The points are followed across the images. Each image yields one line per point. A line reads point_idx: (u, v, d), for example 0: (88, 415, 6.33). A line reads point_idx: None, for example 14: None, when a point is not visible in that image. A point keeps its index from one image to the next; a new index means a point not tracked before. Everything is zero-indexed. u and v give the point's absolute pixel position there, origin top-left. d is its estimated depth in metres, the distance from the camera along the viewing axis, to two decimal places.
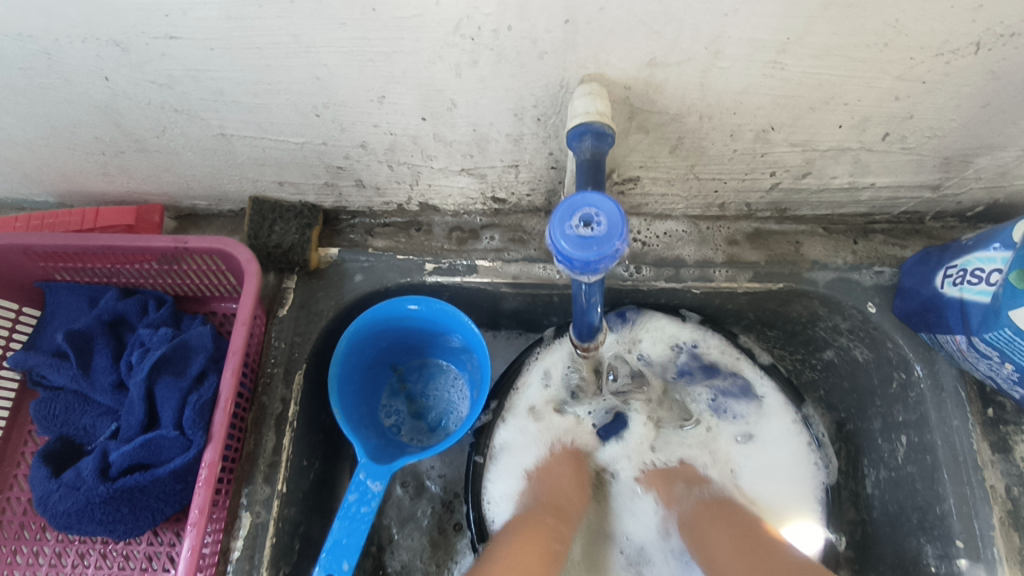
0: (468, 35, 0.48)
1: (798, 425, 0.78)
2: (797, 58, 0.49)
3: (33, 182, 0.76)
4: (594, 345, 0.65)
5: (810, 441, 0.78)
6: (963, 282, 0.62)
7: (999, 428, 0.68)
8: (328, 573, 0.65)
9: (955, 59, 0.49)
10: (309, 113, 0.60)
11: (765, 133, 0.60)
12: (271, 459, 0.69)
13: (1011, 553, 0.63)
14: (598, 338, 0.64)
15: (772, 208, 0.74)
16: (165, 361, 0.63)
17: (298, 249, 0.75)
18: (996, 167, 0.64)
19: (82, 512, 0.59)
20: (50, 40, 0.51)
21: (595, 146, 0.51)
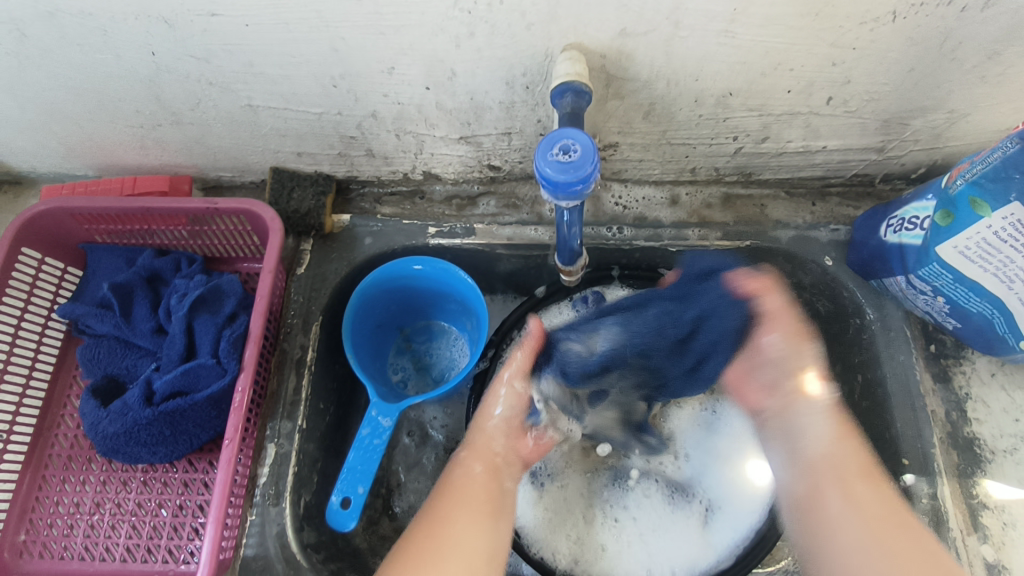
0: (466, 9, 0.57)
1: None
2: (746, 27, 0.59)
3: (75, 156, 0.85)
4: (577, 268, 0.76)
5: None
6: (901, 229, 0.71)
7: (939, 361, 0.77)
8: (345, 496, 0.73)
9: (878, 26, 0.59)
10: (327, 84, 0.69)
11: (725, 99, 0.69)
12: (292, 398, 0.77)
13: (950, 469, 0.72)
14: (579, 261, 0.75)
15: (738, 172, 0.83)
16: (201, 303, 0.71)
17: (314, 214, 0.84)
18: (930, 129, 0.73)
19: (130, 434, 0.67)
20: (107, 18, 0.60)
21: (575, 102, 0.60)
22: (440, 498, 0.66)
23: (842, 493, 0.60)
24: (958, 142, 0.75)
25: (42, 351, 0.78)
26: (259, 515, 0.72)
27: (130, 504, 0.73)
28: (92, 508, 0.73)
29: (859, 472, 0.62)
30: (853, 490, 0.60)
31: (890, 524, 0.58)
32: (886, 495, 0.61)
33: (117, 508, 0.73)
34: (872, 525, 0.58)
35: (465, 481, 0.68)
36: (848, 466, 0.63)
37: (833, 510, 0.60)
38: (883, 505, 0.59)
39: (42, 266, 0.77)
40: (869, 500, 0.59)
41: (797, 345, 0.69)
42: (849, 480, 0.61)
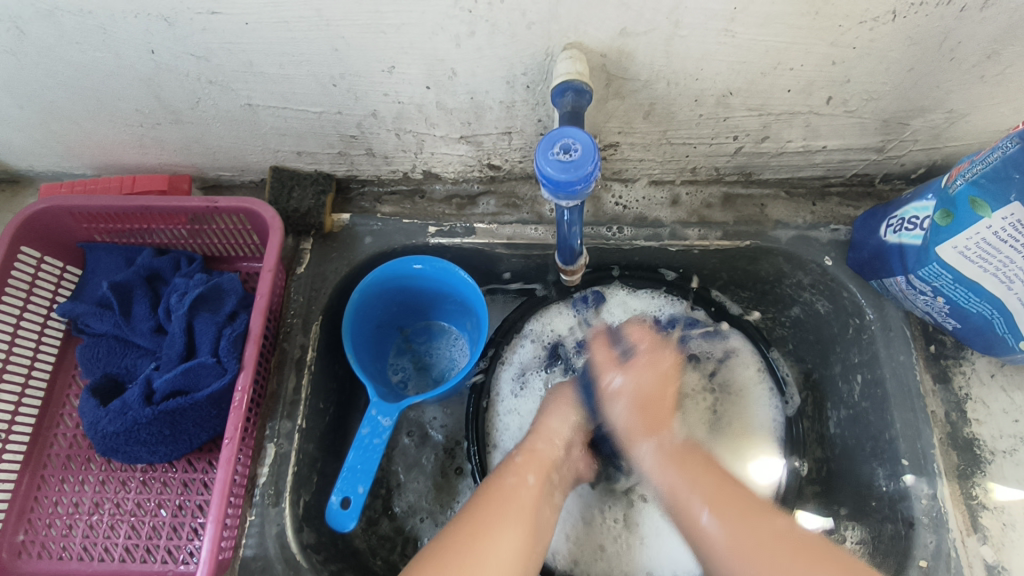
0: (466, 8, 0.57)
1: (762, 371, 0.89)
2: (745, 26, 0.59)
3: (75, 155, 0.85)
4: (577, 268, 0.76)
5: (772, 386, 0.89)
6: (901, 229, 0.71)
7: (940, 362, 0.76)
8: (344, 496, 0.73)
9: (877, 26, 0.59)
10: (327, 82, 0.68)
11: (725, 98, 0.69)
12: (292, 398, 0.77)
13: (950, 469, 0.71)
14: (580, 260, 0.75)
15: (738, 172, 0.83)
16: (201, 302, 0.71)
17: (314, 213, 0.84)
18: (929, 129, 0.73)
19: (129, 433, 0.67)
20: (107, 16, 0.60)
21: (575, 101, 0.60)
22: (479, 507, 0.65)
23: (707, 503, 0.66)
24: (958, 142, 0.75)
25: (41, 350, 0.78)
26: (259, 516, 0.72)
27: (129, 504, 0.73)
28: (91, 508, 0.73)
29: (703, 470, 0.70)
30: (748, 522, 0.64)
31: (749, 517, 0.64)
32: (746, 501, 0.66)
33: (116, 508, 0.73)
34: (760, 541, 0.62)
35: (512, 497, 0.67)
36: (672, 453, 0.73)
37: (714, 534, 0.64)
38: (742, 501, 0.66)
39: (41, 265, 0.77)
40: (710, 502, 0.66)
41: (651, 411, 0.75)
42: (747, 515, 0.64)
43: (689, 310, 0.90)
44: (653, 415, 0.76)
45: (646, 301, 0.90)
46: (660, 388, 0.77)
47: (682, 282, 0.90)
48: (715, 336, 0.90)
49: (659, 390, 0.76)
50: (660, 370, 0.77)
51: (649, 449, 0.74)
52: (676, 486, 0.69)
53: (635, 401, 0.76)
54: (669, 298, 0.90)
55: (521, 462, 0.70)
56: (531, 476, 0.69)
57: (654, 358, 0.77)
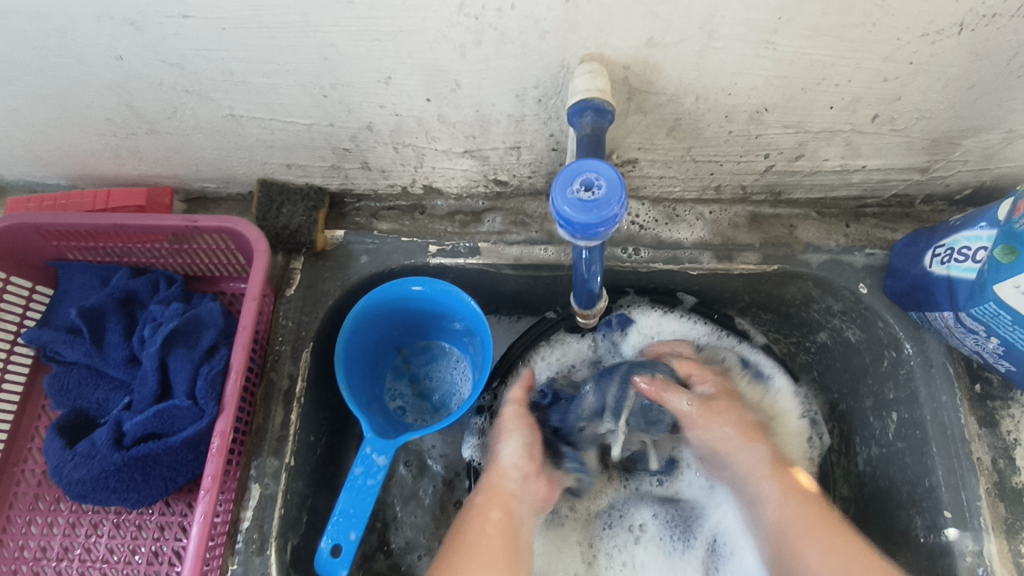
0: (472, 14, 0.50)
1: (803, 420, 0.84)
2: (790, 38, 0.52)
3: (46, 165, 0.78)
4: (593, 313, 0.70)
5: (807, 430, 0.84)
6: (950, 260, 0.64)
7: (986, 403, 0.70)
8: (335, 542, 0.67)
9: (940, 39, 0.52)
10: (316, 94, 0.62)
11: (759, 114, 0.62)
12: (279, 433, 0.71)
13: (996, 524, 0.65)
14: (598, 305, 0.69)
15: (766, 191, 0.77)
16: (176, 335, 0.65)
17: (305, 231, 0.77)
18: (982, 149, 0.66)
19: (97, 480, 0.61)
20: (65, 19, 0.53)
21: (595, 122, 0.53)
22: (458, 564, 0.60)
23: (818, 548, 0.61)
24: (1012, 162, 0.68)
25: (8, 379, 0.72)
26: (242, 564, 0.66)
27: (101, 549, 0.67)
28: (60, 553, 0.67)
29: (811, 510, 0.64)
30: (826, 546, 0.61)
31: (818, 530, 0.62)
32: (810, 503, 0.65)
33: (87, 553, 0.67)
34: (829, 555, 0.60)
35: (481, 540, 0.62)
36: (800, 497, 0.66)
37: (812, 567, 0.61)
38: (830, 523, 0.63)
39: (7, 287, 0.71)
40: (824, 551, 0.61)
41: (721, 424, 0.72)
42: (816, 534, 0.62)
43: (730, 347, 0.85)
44: (776, 462, 0.69)
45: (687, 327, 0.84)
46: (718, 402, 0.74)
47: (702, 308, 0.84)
48: (763, 378, 0.85)
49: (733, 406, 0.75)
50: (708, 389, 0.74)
51: (771, 487, 0.67)
52: (793, 529, 0.63)
53: (740, 446, 0.70)
54: (712, 327, 0.85)
55: (485, 497, 0.66)
56: (493, 512, 0.65)
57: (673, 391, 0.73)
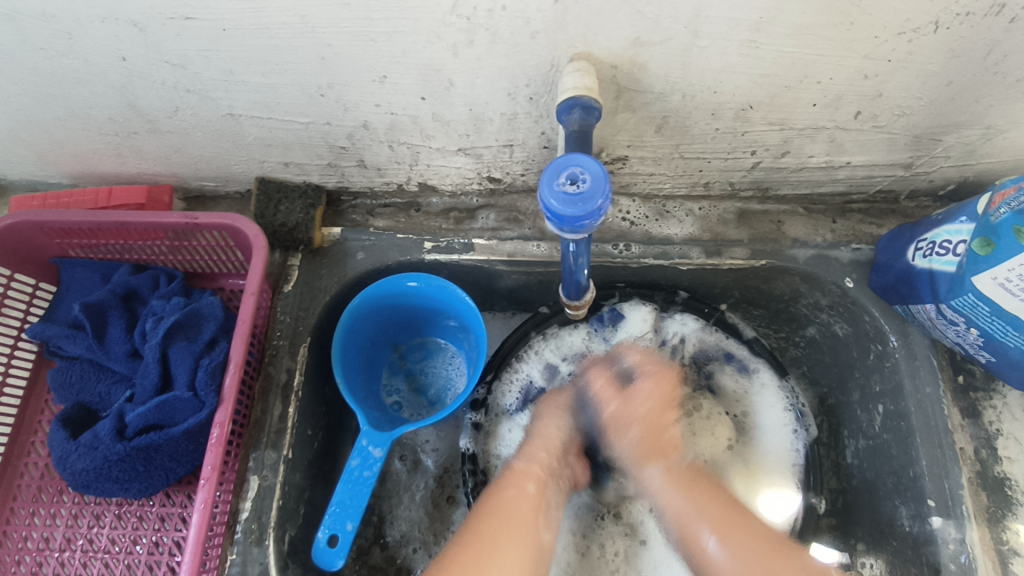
0: (464, 15, 0.52)
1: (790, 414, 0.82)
2: (772, 37, 0.53)
3: (49, 164, 0.79)
4: (583, 303, 0.72)
5: (796, 426, 0.82)
6: (932, 254, 0.66)
7: (968, 395, 0.72)
8: (332, 533, 0.69)
9: (917, 37, 0.53)
10: (313, 93, 0.63)
11: (745, 112, 0.63)
12: (277, 426, 0.72)
13: (979, 512, 0.67)
14: (586, 296, 0.70)
15: (754, 187, 0.78)
16: (177, 328, 0.66)
17: (303, 228, 0.79)
18: (963, 145, 0.68)
19: (100, 470, 0.63)
20: (69, 20, 0.55)
21: (583, 119, 0.55)
22: (494, 522, 0.63)
23: (711, 528, 0.63)
24: (993, 159, 0.70)
25: (11, 374, 0.73)
26: (241, 554, 0.67)
27: (102, 540, 0.69)
28: (62, 544, 0.69)
29: (690, 484, 0.68)
30: (727, 534, 0.62)
31: (720, 523, 0.63)
32: (697, 477, 0.69)
33: (89, 544, 0.69)
34: (732, 546, 0.61)
35: (515, 506, 0.65)
36: (677, 476, 0.69)
37: (717, 560, 0.62)
38: (715, 504, 0.65)
39: (11, 284, 0.73)
40: (700, 515, 0.65)
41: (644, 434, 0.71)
42: (727, 526, 0.63)
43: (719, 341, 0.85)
44: (655, 443, 0.71)
45: (676, 325, 0.84)
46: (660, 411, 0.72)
47: (694, 303, 0.85)
48: (748, 373, 0.85)
49: (664, 401, 0.73)
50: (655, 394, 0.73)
51: (655, 474, 0.69)
52: (684, 513, 0.66)
53: (630, 433, 0.71)
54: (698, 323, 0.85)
55: (521, 468, 0.69)
56: (528, 485, 0.67)
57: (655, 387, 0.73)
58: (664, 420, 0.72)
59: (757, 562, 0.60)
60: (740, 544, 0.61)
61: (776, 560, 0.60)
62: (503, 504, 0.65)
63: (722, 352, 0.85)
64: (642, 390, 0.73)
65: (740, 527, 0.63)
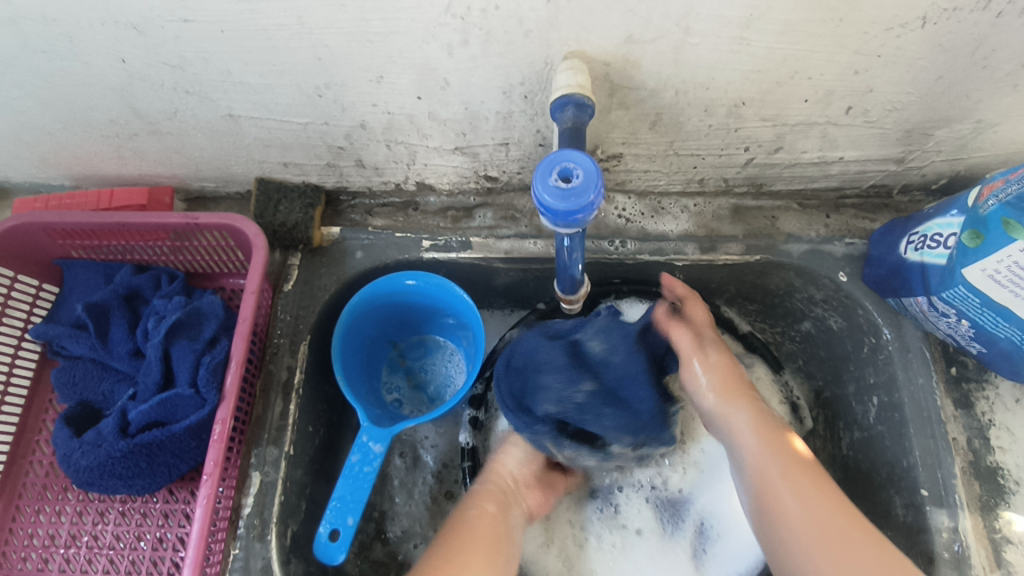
0: (459, 15, 0.53)
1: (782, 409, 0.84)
2: (762, 34, 0.54)
3: (51, 166, 0.80)
4: (576, 296, 0.72)
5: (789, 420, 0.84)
6: (923, 247, 0.67)
7: (961, 385, 0.73)
8: (334, 527, 0.69)
9: (905, 33, 0.54)
10: (311, 93, 0.64)
11: (737, 108, 0.64)
12: (279, 423, 0.73)
13: (972, 501, 0.68)
14: (580, 289, 0.71)
15: (748, 183, 0.79)
16: (179, 327, 0.67)
17: (302, 227, 0.80)
18: (954, 139, 0.69)
19: (104, 467, 0.63)
20: (71, 24, 0.56)
21: (576, 116, 0.56)
22: (454, 533, 0.65)
23: (787, 477, 0.62)
24: (983, 152, 0.71)
25: (15, 374, 0.74)
26: (243, 549, 0.68)
27: (107, 536, 0.69)
28: (67, 541, 0.70)
29: (777, 435, 0.67)
30: (796, 488, 0.61)
31: (795, 475, 0.62)
32: (773, 428, 0.68)
33: (94, 541, 0.69)
34: (808, 503, 0.60)
35: (475, 522, 0.67)
36: (767, 426, 0.68)
37: (792, 511, 0.60)
38: (789, 454, 0.64)
39: (14, 285, 0.73)
40: (779, 461, 0.64)
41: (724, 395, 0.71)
42: (791, 479, 0.62)
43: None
44: (733, 386, 0.72)
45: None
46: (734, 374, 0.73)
47: None
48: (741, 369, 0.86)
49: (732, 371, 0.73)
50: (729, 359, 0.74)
51: (734, 415, 0.70)
52: (773, 471, 0.64)
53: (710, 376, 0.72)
54: None
55: (480, 493, 0.72)
56: (487, 505, 0.70)
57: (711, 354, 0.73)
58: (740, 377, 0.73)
59: (833, 515, 0.59)
60: (809, 491, 0.61)
61: (847, 524, 0.58)
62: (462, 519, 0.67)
63: None
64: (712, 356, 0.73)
65: (808, 481, 0.62)
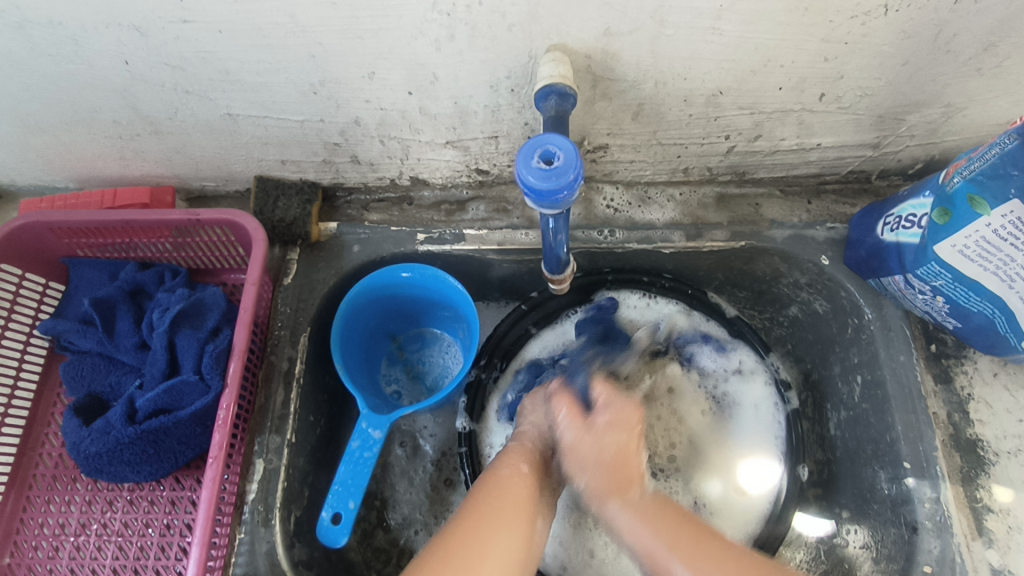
0: (445, 11, 0.55)
1: (770, 389, 0.85)
2: (733, 24, 0.57)
3: (56, 168, 0.83)
4: (564, 278, 0.75)
5: (777, 401, 0.84)
6: (898, 228, 0.69)
7: (941, 361, 0.75)
8: (336, 511, 0.71)
9: (869, 20, 0.57)
10: (306, 90, 0.67)
11: (715, 97, 0.67)
12: (281, 411, 0.75)
13: (953, 472, 0.70)
14: (566, 269, 0.73)
15: (731, 171, 0.82)
16: (183, 317, 0.70)
17: (300, 223, 0.82)
18: (926, 123, 0.72)
19: (112, 453, 0.66)
20: (76, 27, 0.59)
21: (559, 105, 0.59)
22: (488, 500, 0.62)
23: (671, 552, 0.57)
24: (956, 136, 0.73)
25: (25, 369, 0.76)
26: (249, 534, 0.70)
27: (116, 524, 0.72)
28: (77, 529, 0.72)
29: (690, 541, 0.58)
30: (690, 558, 0.56)
31: (681, 547, 0.57)
32: (664, 507, 0.62)
33: (103, 528, 0.71)
34: (695, 566, 0.56)
35: (509, 487, 0.64)
36: (679, 531, 0.59)
37: None
38: (673, 528, 0.59)
39: (22, 284, 0.76)
40: (656, 534, 0.59)
41: (619, 480, 0.63)
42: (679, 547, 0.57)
43: (699, 323, 0.88)
44: (617, 473, 0.64)
45: (657, 309, 0.89)
46: (625, 456, 0.64)
47: (679, 285, 0.87)
48: (727, 352, 0.87)
49: (626, 445, 0.65)
50: (629, 418, 0.66)
51: (612, 503, 0.62)
52: (649, 546, 0.58)
53: (596, 454, 0.64)
54: (680, 307, 0.89)
55: (514, 452, 0.68)
56: (522, 466, 0.66)
57: (618, 413, 0.66)
58: (635, 457, 0.65)
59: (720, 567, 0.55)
60: (696, 562, 0.56)
61: None
62: (497, 483, 0.64)
63: (701, 333, 0.88)
64: (602, 419, 0.66)
65: (692, 549, 0.57)
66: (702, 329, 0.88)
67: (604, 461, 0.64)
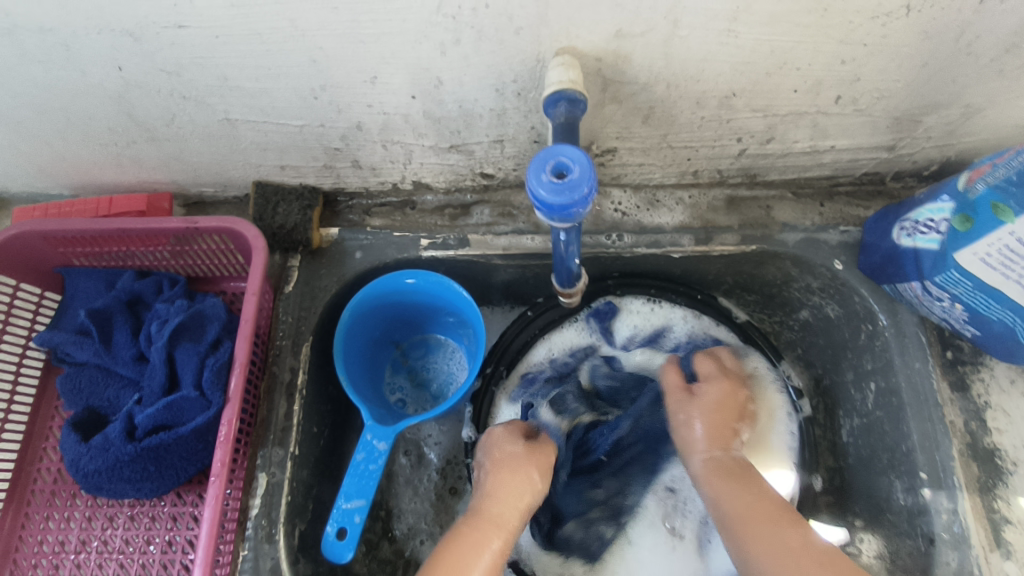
0: (450, 15, 0.53)
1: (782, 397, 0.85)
2: (748, 25, 0.55)
3: (50, 176, 0.81)
4: (574, 291, 0.73)
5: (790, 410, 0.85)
6: (915, 233, 0.67)
7: (957, 369, 0.73)
8: (341, 526, 0.70)
9: (890, 21, 0.55)
10: (306, 95, 0.65)
11: (728, 100, 0.65)
12: (283, 424, 0.74)
13: (971, 482, 0.68)
14: (578, 283, 0.72)
15: (742, 174, 0.80)
16: (182, 330, 0.67)
17: (301, 229, 0.80)
18: (943, 125, 0.70)
19: (112, 470, 0.64)
20: (68, 33, 0.56)
21: (569, 111, 0.56)
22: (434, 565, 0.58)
23: (743, 522, 0.59)
24: (973, 137, 0.72)
25: (21, 383, 0.75)
26: (252, 550, 0.69)
27: (117, 541, 0.70)
28: (77, 546, 0.70)
29: (767, 522, 0.58)
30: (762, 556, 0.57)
31: (756, 522, 0.58)
32: (733, 476, 0.64)
33: (104, 546, 0.70)
34: (772, 544, 0.56)
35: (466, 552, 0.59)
36: (768, 514, 0.59)
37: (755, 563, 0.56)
38: (753, 497, 0.61)
39: (16, 294, 0.74)
40: (733, 508, 0.60)
41: (718, 434, 0.68)
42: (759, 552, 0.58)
43: (708, 327, 0.87)
44: (717, 431, 0.68)
45: (664, 312, 0.87)
46: (727, 404, 0.70)
47: (687, 290, 0.87)
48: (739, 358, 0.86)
49: (722, 415, 0.69)
50: (722, 392, 0.71)
51: (699, 461, 0.67)
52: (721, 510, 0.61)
53: (701, 423, 0.68)
54: (686, 311, 0.87)
55: (471, 522, 0.62)
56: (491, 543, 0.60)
57: (724, 389, 0.71)
58: (729, 417, 0.70)
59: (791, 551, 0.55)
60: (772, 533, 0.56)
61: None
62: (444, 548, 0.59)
63: (711, 337, 0.87)
64: (705, 387, 0.71)
65: (778, 523, 0.58)
66: (713, 333, 0.87)
67: (703, 419, 0.69)
